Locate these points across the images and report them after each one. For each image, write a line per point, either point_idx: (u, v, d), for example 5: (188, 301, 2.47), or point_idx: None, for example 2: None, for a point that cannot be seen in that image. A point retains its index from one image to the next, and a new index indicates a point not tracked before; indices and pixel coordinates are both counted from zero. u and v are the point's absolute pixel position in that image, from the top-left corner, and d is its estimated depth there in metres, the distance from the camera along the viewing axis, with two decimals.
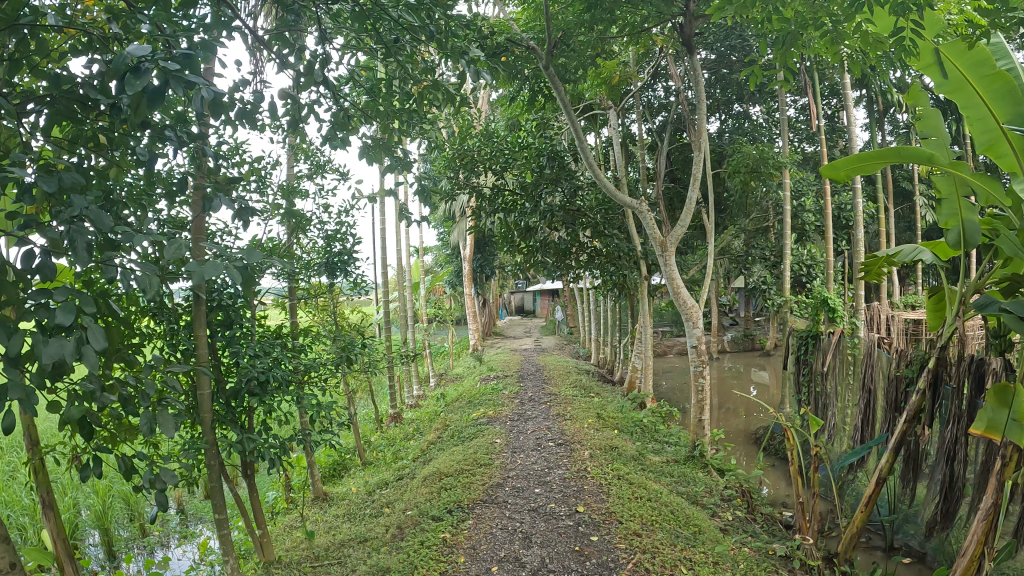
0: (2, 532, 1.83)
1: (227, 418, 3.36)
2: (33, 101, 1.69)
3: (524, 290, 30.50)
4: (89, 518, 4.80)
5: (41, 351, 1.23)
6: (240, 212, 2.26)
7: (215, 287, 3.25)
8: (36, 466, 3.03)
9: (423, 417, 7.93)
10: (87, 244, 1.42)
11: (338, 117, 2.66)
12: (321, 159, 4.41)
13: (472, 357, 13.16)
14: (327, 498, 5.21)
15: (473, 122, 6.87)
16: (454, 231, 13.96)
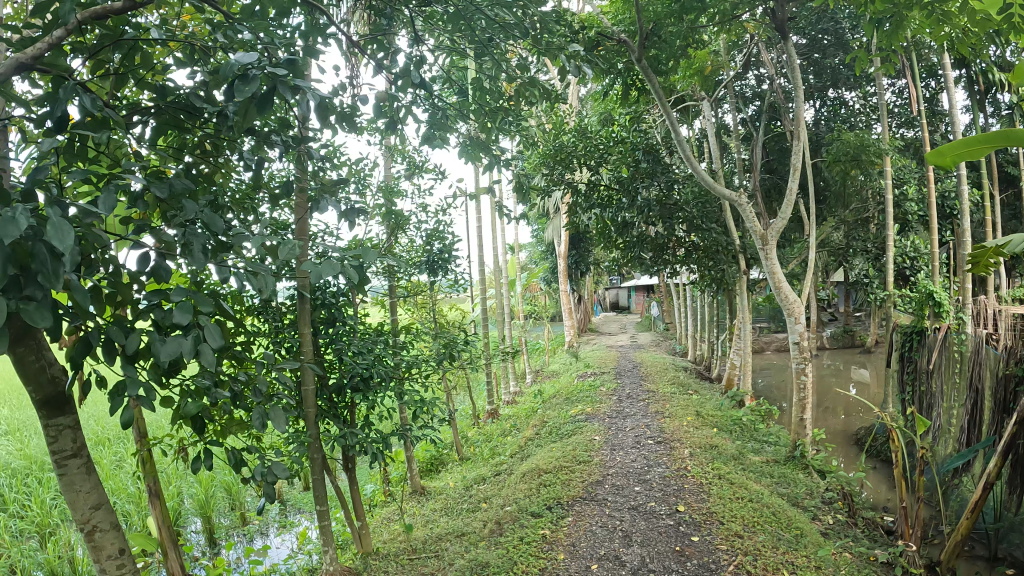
0: (113, 518, 1.96)
1: (330, 414, 3.50)
2: (140, 113, 1.80)
3: (618, 286, 30.31)
4: (192, 506, 5.11)
5: (160, 349, 1.30)
6: (345, 213, 2.33)
7: (319, 287, 3.40)
8: (144, 457, 3.24)
9: (520, 414, 7.98)
10: (201, 245, 1.49)
11: (435, 117, 2.69)
12: (418, 160, 4.50)
13: (568, 354, 13.15)
14: (425, 492, 5.33)
15: (567, 118, 6.85)
16: (549, 228, 13.99)
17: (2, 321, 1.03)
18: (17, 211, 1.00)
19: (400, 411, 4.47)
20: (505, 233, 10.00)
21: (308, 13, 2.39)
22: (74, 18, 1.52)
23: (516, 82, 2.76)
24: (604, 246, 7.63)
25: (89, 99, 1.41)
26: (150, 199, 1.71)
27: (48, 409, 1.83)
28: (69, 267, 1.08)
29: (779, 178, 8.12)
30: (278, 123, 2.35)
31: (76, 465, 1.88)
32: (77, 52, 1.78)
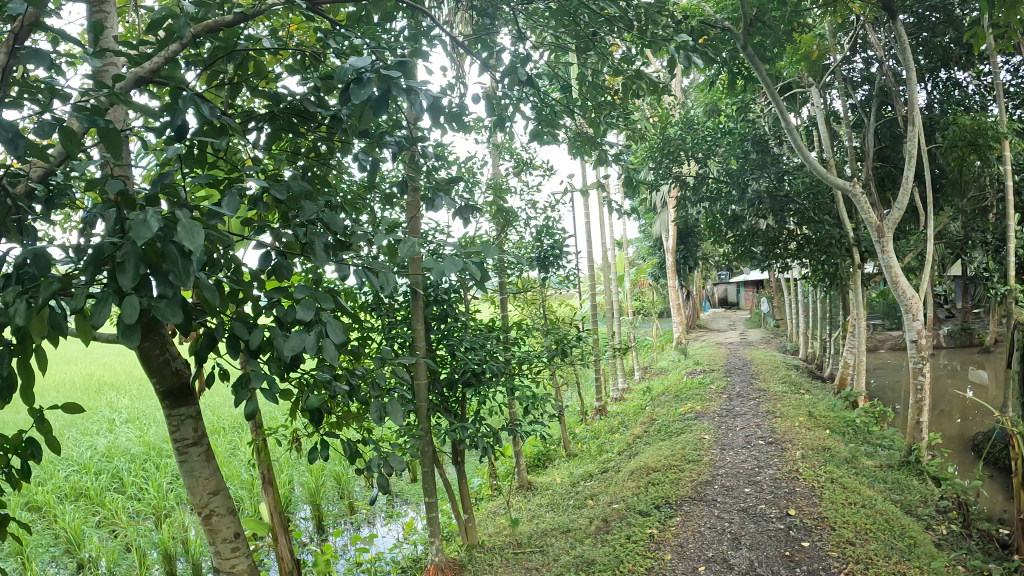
0: (230, 504, 2.07)
1: (442, 408, 3.61)
2: (256, 119, 1.90)
3: (724, 282, 29.51)
4: (302, 494, 5.36)
5: (285, 344, 1.36)
6: (458, 209, 2.38)
7: (432, 283, 3.48)
8: (258, 446, 3.42)
9: (628, 411, 7.89)
10: (321, 243, 1.56)
11: (545, 113, 2.69)
12: (526, 157, 4.53)
13: (676, 351, 12.90)
14: (532, 487, 5.37)
15: (673, 109, 6.73)
16: (657, 222, 13.78)
17: (137, 316, 1.11)
18: (148, 212, 1.07)
19: (509, 407, 4.52)
20: (612, 229, 9.91)
21: (413, 17, 2.44)
22: (189, 32, 1.60)
23: (620, 76, 2.72)
24: (714, 241, 7.66)
25: (206, 107, 1.49)
26: (269, 201, 1.80)
27: (171, 400, 1.98)
28: (197, 265, 1.13)
29: (894, 165, 7.66)
30: (393, 125, 2.42)
31: (196, 452, 2.01)
32: (195, 65, 1.89)
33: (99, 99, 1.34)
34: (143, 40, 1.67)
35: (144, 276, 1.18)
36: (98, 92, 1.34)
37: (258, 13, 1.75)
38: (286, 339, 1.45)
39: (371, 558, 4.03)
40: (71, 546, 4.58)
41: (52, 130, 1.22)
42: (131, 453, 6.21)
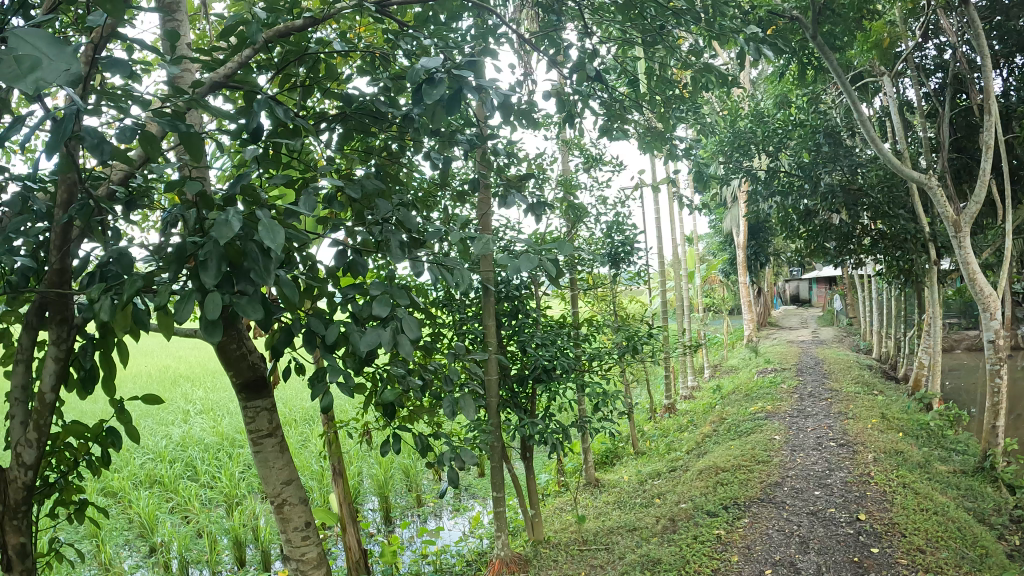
0: (302, 494, 2.13)
1: (512, 403, 3.65)
2: (329, 120, 1.95)
3: (795, 279, 28.73)
4: (371, 486, 5.48)
5: (361, 340, 1.39)
6: (531, 206, 2.39)
7: (503, 279, 3.52)
8: (331, 438, 3.51)
9: (698, 409, 7.78)
10: (396, 241, 1.59)
11: (614, 108, 2.67)
12: (596, 153, 4.51)
13: (747, 349, 12.63)
14: (598, 484, 5.35)
15: (740, 102, 6.60)
16: (727, 217, 13.51)
17: (220, 312, 1.15)
18: (230, 212, 1.11)
19: (579, 403, 4.52)
20: (682, 225, 9.78)
21: (479, 16, 2.45)
22: (262, 37, 1.65)
23: (689, 69, 2.68)
24: (786, 236, 7.46)
25: (280, 109, 1.55)
26: (341, 201, 1.85)
27: (247, 392, 2.05)
28: (277, 263, 1.19)
29: (974, 157, 7.31)
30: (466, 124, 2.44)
31: (270, 443, 2.07)
32: (267, 69, 1.95)
33: (178, 104, 1.39)
34: (218, 47, 1.73)
35: (227, 274, 1.23)
36: (176, 98, 1.40)
37: (327, 17, 1.79)
38: (361, 335, 1.48)
39: (437, 551, 4.09)
40: (144, 530, 4.80)
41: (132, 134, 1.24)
42: (205, 443, 6.46)
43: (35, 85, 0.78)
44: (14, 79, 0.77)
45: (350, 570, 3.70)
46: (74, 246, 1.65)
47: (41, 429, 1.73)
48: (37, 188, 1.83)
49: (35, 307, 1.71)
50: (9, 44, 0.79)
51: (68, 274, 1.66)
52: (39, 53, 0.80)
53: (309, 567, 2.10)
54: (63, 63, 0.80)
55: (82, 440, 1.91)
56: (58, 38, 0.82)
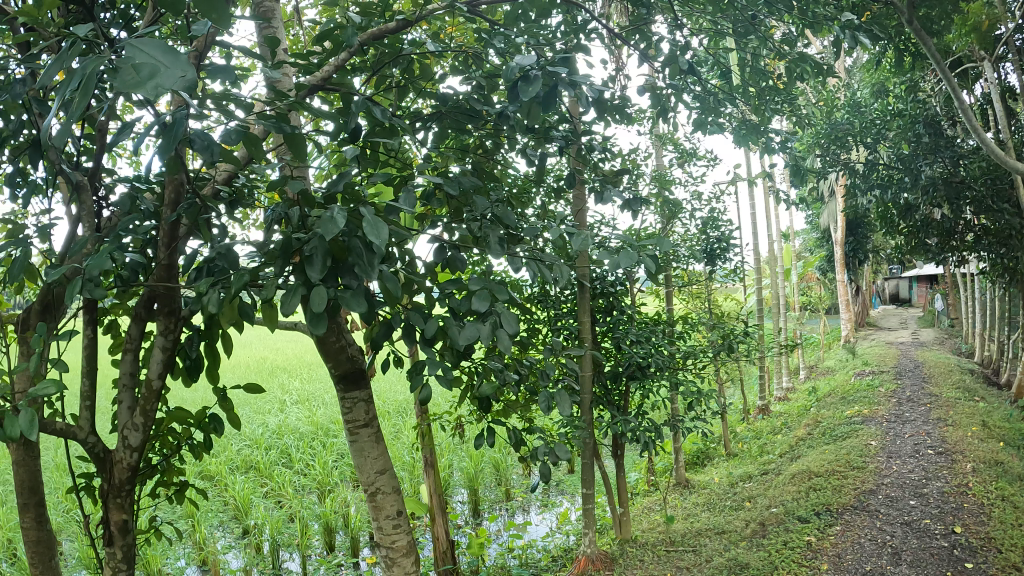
0: (395, 484, 2.19)
1: (605, 400, 3.64)
2: (424, 120, 1.99)
3: (894, 277, 27.39)
4: (460, 479, 5.57)
5: (459, 333, 1.41)
6: (628, 202, 2.36)
7: (596, 276, 3.63)
8: (423, 431, 3.59)
9: (793, 412, 7.53)
10: (494, 238, 1.61)
11: (709, 102, 2.61)
12: (690, 147, 4.43)
13: (843, 350, 12.15)
14: (688, 485, 5.26)
15: (834, 93, 6.36)
16: (822, 213, 13.01)
17: (325, 304, 1.19)
18: (334, 208, 1.14)
19: (672, 402, 4.46)
20: (778, 221, 9.47)
21: (567, 12, 2.44)
22: (357, 40, 1.70)
23: (782, 58, 2.58)
24: (885, 232, 7.12)
25: (378, 110, 1.57)
26: (439, 197, 1.89)
27: (345, 383, 2.11)
28: (380, 259, 1.22)
29: None
30: (561, 121, 2.44)
31: (367, 433, 2.13)
32: (362, 71, 2.00)
33: (281, 106, 1.45)
34: (315, 52, 1.78)
35: (332, 268, 1.27)
36: (278, 100, 1.45)
37: (420, 19, 1.81)
38: (460, 328, 1.50)
39: (523, 545, 4.12)
40: (237, 513, 5.04)
41: (236, 135, 1.29)
42: (300, 432, 6.70)
43: (153, 91, 0.79)
44: (134, 86, 0.79)
45: (438, 560, 3.77)
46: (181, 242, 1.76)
47: (148, 415, 1.83)
48: (146, 188, 1.92)
49: (144, 299, 1.85)
50: (127, 54, 0.80)
51: (175, 270, 1.78)
52: (156, 61, 0.81)
53: (399, 554, 2.15)
54: (179, 68, 0.81)
55: (185, 424, 2.04)
56: (172, 46, 0.82)
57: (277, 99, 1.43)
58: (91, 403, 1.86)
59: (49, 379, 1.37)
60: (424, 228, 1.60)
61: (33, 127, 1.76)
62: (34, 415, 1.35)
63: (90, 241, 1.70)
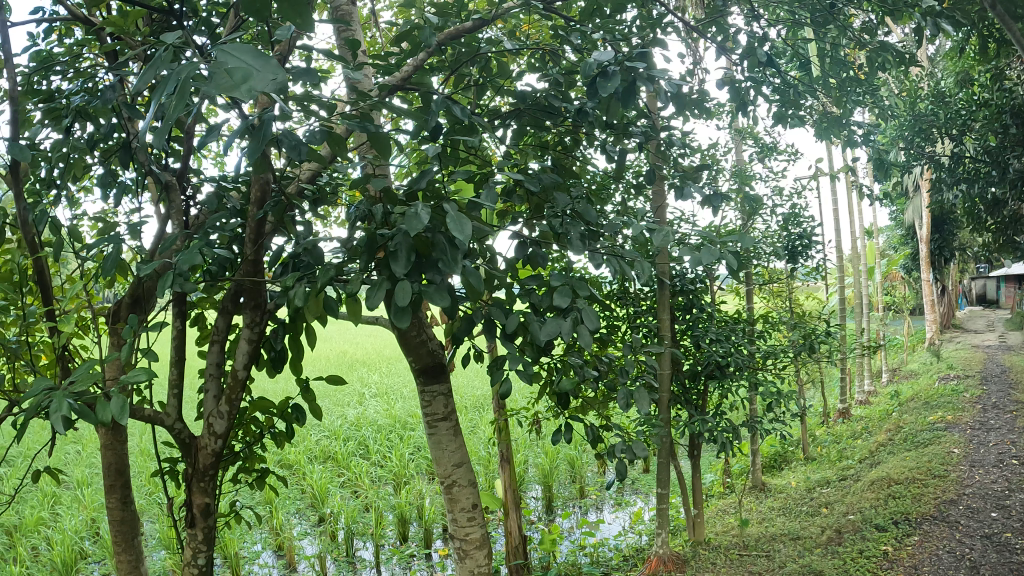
0: (471, 477, 2.24)
1: (683, 399, 3.62)
2: (503, 117, 2.04)
3: (983, 276, 26.05)
4: (534, 474, 5.60)
5: (542, 329, 1.47)
6: (707, 199, 2.31)
7: (675, 273, 3.64)
8: (501, 426, 3.65)
9: (874, 416, 7.28)
10: (575, 234, 1.69)
11: (789, 96, 2.53)
12: (770, 141, 4.33)
13: (928, 353, 11.62)
14: (765, 489, 5.14)
15: (919, 83, 6.09)
16: (907, 208, 12.48)
17: (410, 299, 1.23)
18: (419, 205, 1.17)
19: (750, 403, 4.37)
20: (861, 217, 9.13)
21: (643, 7, 2.42)
22: (436, 40, 1.74)
23: (862, 48, 2.49)
24: (973, 228, 6.78)
25: (457, 108, 1.59)
26: (520, 193, 1.92)
27: (425, 376, 2.19)
28: (463, 252, 1.26)
29: None
30: (642, 117, 2.44)
31: (445, 426, 2.20)
32: (442, 70, 2.05)
33: (365, 106, 1.47)
34: (396, 53, 1.83)
35: (418, 263, 1.30)
36: (362, 101, 1.47)
37: (494, 18, 1.83)
38: (541, 324, 1.54)
39: (594, 543, 4.11)
40: (314, 501, 5.19)
41: (320, 136, 1.32)
42: (377, 424, 6.84)
43: (247, 92, 0.76)
44: (228, 88, 0.76)
45: (509, 554, 3.80)
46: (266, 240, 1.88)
47: (231, 403, 1.96)
48: (232, 186, 2.07)
49: (231, 294, 1.97)
50: (218, 59, 0.78)
51: (259, 265, 1.87)
52: (247, 64, 0.79)
53: (472, 547, 2.20)
54: (270, 71, 0.78)
55: (268, 414, 2.12)
56: (263, 51, 0.80)
57: (361, 100, 1.46)
58: (178, 391, 1.98)
59: (140, 367, 1.40)
60: (507, 225, 1.64)
61: (126, 130, 1.87)
62: (126, 401, 1.38)
63: (179, 237, 1.80)
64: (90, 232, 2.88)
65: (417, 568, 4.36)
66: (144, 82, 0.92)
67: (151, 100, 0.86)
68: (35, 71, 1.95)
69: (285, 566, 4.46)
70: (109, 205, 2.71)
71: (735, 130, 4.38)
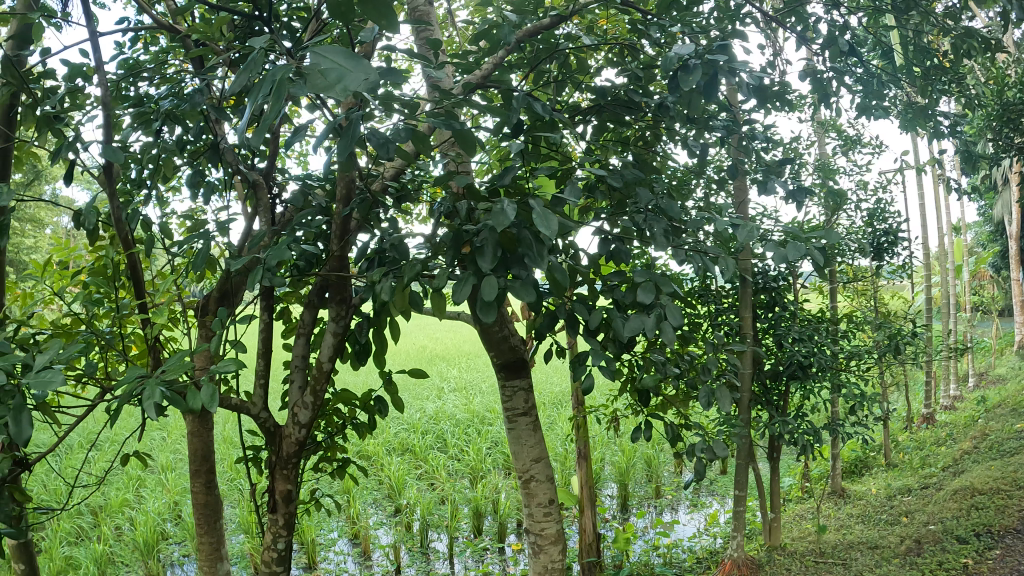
0: (547, 474, 2.49)
1: (764, 399, 3.57)
2: (585, 112, 2.11)
3: None
4: (610, 472, 5.58)
5: (625, 325, 1.54)
6: (792, 193, 2.26)
7: (758, 271, 3.50)
8: (579, 423, 3.66)
9: (960, 422, 6.95)
10: (659, 230, 1.78)
11: (873, 85, 2.42)
12: (854, 134, 4.18)
13: (1018, 357, 11.01)
14: (844, 495, 4.94)
15: (1008, 70, 5.77)
16: (996, 202, 11.85)
17: (497, 293, 1.31)
18: (505, 203, 1.23)
19: (831, 405, 4.25)
20: (949, 212, 8.70)
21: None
22: (514, 38, 1.77)
23: (947, 35, 2.37)
24: None
25: (539, 105, 1.60)
26: (601, 189, 1.93)
27: (507, 372, 2.46)
28: (549, 249, 1.35)
29: None
30: (724, 111, 2.42)
31: (524, 422, 2.48)
32: (521, 68, 2.07)
33: (448, 105, 1.51)
34: (475, 52, 1.88)
35: (507, 260, 1.42)
36: (444, 101, 1.52)
37: (573, 14, 1.81)
38: (623, 319, 1.64)
39: (668, 543, 4.07)
40: (392, 492, 5.27)
41: (405, 135, 1.36)
42: (454, 419, 6.91)
43: (340, 93, 0.76)
44: (324, 90, 0.76)
45: (583, 552, 3.78)
46: (351, 235, 1.93)
47: (316, 394, 2.02)
48: (318, 185, 2.16)
49: (317, 288, 2.06)
50: (312, 60, 0.77)
51: (345, 260, 1.92)
52: (341, 66, 0.78)
53: (546, 542, 2.45)
54: (364, 71, 0.77)
55: (351, 405, 2.23)
56: (355, 52, 0.79)
57: (444, 99, 1.51)
58: (264, 380, 2.07)
59: (229, 357, 1.45)
60: (590, 223, 1.75)
61: (214, 132, 1.96)
62: (215, 390, 1.44)
63: (267, 234, 1.88)
64: (179, 229, 3.02)
65: (491, 561, 4.39)
66: (241, 85, 0.92)
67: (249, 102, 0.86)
68: (126, 78, 2.05)
69: (360, 555, 4.56)
70: (196, 203, 2.84)
71: (817, 122, 4.26)
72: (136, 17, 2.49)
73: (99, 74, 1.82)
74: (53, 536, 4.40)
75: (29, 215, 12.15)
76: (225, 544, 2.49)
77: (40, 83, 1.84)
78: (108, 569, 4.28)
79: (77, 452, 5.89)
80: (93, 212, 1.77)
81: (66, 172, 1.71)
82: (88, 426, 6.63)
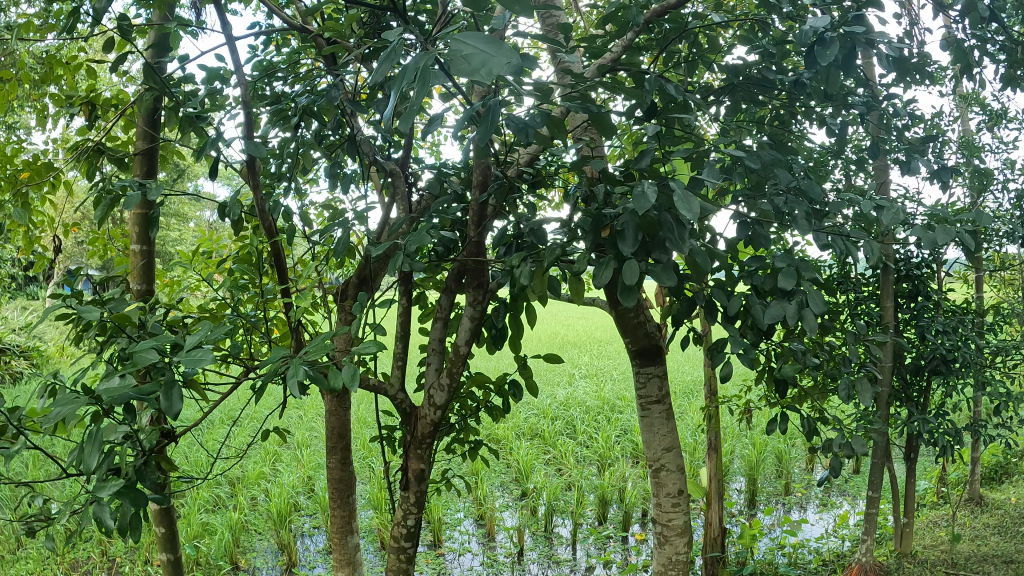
0: (679, 464, 2.48)
1: (903, 394, 3.42)
2: (716, 95, 2.09)
3: None
4: (738, 466, 5.45)
5: (770, 312, 1.62)
6: (936, 172, 2.15)
7: (900, 256, 3.36)
8: (708, 412, 3.61)
9: None
10: (801, 214, 1.75)
11: (1019, 53, 2.23)
12: (1001, 108, 3.90)
13: None
14: (983, 502, 4.59)
15: None
16: None
17: (638, 277, 1.41)
18: (645, 185, 1.29)
19: (975, 404, 3.97)
20: None
21: None
22: (641, 19, 1.76)
23: None
24: None
25: (670, 86, 1.67)
26: (739, 171, 1.90)
27: (641, 359, 2.47)
28: (690, 232, 1.40)
29: None
30: (863, 86, 2.32)
31: (657, 409, 2.47)
32: (650, 50, 2.08)
33: (581, 89, 1.55)
34: (601, 36, 1.89)
35: (649, 243, 1.47)
36: (579, 84, 1.57)
37: None
38: (762, 306, 1.72)
39: (794, 543, 3.93)
40: (518, 476, 5.32)
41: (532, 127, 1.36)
42: (585, 405, 6.90)
43: (486, 76, 0.77)
44: (469, 75, 0.77)
45: (706, 546, 3.72)
46: (488, 222, 1.99)
47: (452, 376, 2.11)
48: (452, 173, 2.23)
49: (454, 275, 2.15)
50: (456, 47, 0.79)
51: (482, 246, 2.02)
52: (483, 51, 0.79)
53: (673, 533, 2.45)
54: (507, 56, 0.78)
55: (485, 388, 2.34)
56: (495, 36, 0.80)
57: (578, 83, 1.53)
58: (401, 363, 2.19)
59: (369, 338, 1.50)
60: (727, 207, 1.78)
61: (350, 126, 2.06)
62: (355, 370, 1.50)
63: (406, 221, 2.00)
64: (317, 217, 3.17)
65: (614, 549, 4.38)
66: (379, 74, 0.95)
67: (393, 91, 0.89)
68: (263, 78, 2.15)
69: (484, 536, 4.64)
70: (334, 192, 2.97)
71: (958, 97, 4.02)
72: (272, 19, 2.64)
73: (236, 76, 1.92)
74: (193, 502, 4.71)
75: (172, 211, 13.10)
76: (356, 519, 2.58)
77: (181, 88, 1.97)
78: (243, 536, 4.54)
79: (218, 427, 6.27)
80: (237, 203, 1.86)
81: (211, 168, 1.81)
82: (228, 403, 7.05)
